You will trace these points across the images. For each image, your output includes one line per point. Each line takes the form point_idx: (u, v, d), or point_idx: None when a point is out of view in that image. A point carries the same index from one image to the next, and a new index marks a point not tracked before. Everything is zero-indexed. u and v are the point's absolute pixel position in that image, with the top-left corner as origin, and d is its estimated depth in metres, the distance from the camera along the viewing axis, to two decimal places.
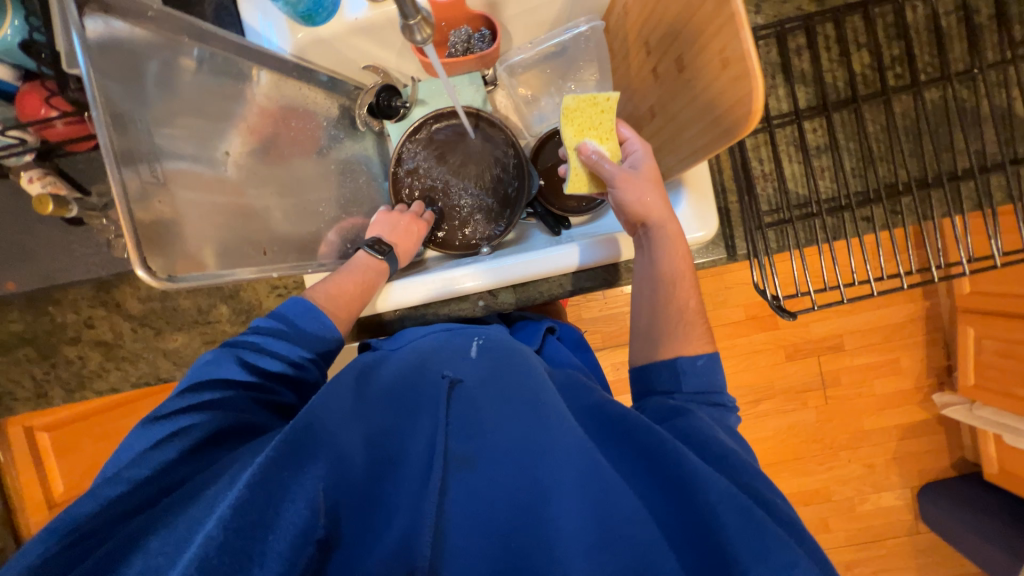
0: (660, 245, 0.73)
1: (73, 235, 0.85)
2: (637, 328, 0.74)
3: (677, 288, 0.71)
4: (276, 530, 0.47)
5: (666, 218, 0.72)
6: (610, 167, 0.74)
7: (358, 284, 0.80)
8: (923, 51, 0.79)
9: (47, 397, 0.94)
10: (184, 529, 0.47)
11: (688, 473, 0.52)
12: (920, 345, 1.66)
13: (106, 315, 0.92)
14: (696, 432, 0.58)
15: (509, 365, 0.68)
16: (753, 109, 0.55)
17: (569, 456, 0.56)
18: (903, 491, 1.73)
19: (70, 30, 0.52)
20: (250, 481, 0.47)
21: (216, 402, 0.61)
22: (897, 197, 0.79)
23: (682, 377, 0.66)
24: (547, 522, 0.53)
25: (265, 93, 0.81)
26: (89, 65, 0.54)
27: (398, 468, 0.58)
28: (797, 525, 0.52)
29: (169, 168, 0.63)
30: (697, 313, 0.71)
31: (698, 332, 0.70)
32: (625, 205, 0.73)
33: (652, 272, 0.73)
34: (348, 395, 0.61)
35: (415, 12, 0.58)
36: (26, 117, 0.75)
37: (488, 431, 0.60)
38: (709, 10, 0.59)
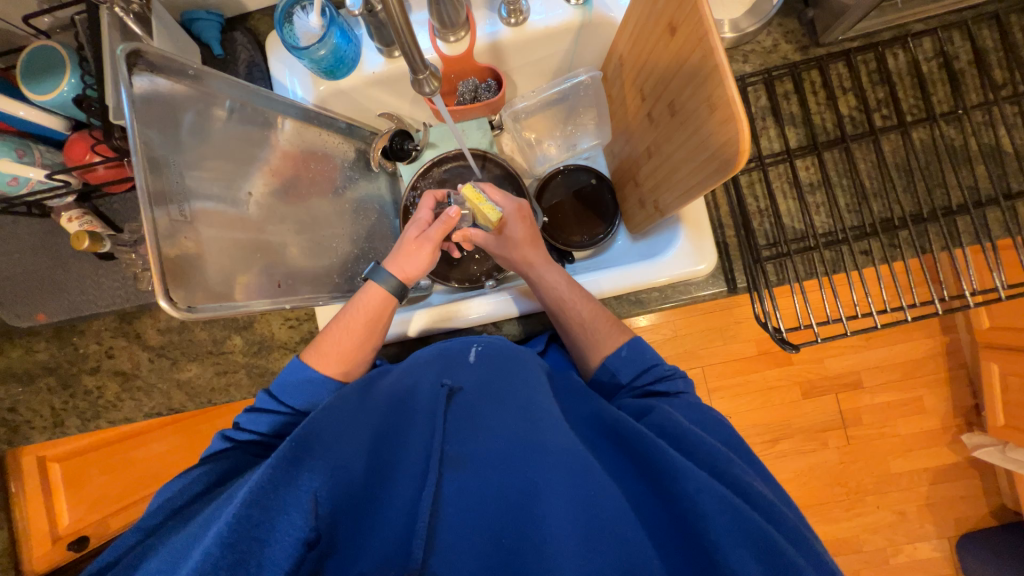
0: (540, 284, 0.83)
1: (103, 268, 0.91)
2: (571, 349, 0.83)
3: (568, 308, 0.80)
4: (272, 542, 0.49)
5: (531, 264, 0.84)
6: (480, 236, 0.88)
7: (367, 329, 0.79)
8: (908, 94, 0.83)
9: (62, 425, 0.97)
10: (177, 549, 0.51)
11: (671, 468, 0.54)
12: (942, 382, 1.61)
13: (126, 345, 0.95)
14: (667, 424, 0.61)
15: (507, 369, 0.70)
16: (741, 150, 0.58)
17: (557, 457, 0.58)
18: (940, 542, 1.62)
19: (120, 86, 0.59)
20: (246, 499, 0.49)
21: (219, 455, 0.68)
22: (893, 230, 0.81)
23: (619, 371, 0.75)
24: (539, 520, 0.55)
25: (287, 139, 0.88)
26: (133, 116, 0.61)
27: (396, 472, 0.61)
28: (773, 506, 0.53)
29: (196, 207, 0.68)
30: (597, 316, 0.79)
31: (608, 328, 0.78)
32: (504, 255, 0.87)
33: (546, 306, 0.82)
34: (347, 407, 0.63)
35: (424, 67, 0.63)
36: (73, 161, 0.83)
37: (481, 434, 0.63)
38: (695, 61, 0.63)
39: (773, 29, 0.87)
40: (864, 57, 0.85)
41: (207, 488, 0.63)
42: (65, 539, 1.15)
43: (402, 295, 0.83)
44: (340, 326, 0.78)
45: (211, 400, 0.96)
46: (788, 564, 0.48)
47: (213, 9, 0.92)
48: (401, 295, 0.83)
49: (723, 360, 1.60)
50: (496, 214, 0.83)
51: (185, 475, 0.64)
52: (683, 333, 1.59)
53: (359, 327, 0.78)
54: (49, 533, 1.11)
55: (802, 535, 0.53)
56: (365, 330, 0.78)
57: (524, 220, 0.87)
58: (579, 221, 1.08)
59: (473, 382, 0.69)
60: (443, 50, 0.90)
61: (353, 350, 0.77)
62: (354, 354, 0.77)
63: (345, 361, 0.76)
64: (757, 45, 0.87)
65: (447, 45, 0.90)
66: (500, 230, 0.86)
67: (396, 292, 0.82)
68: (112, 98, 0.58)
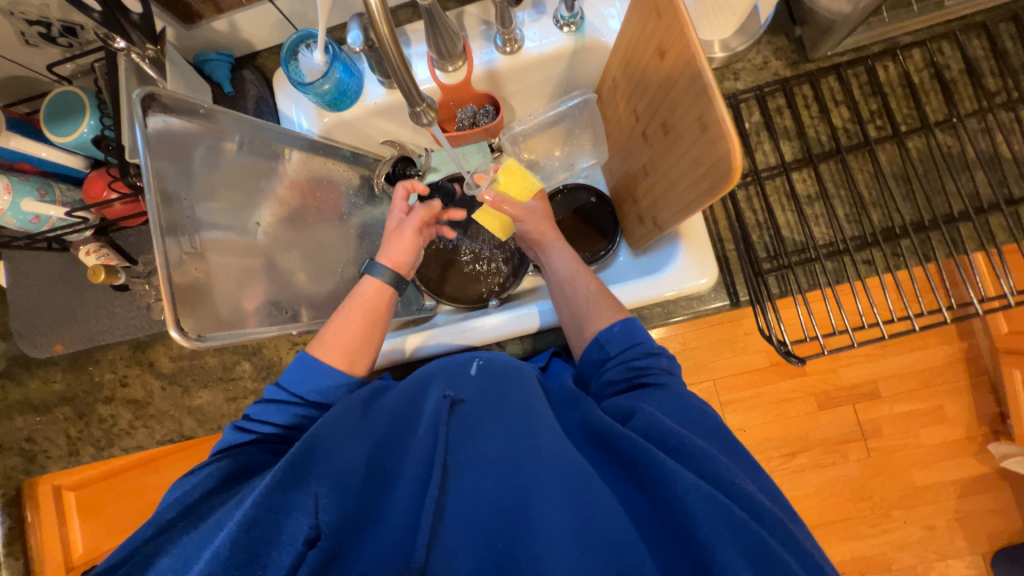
0: (557, 255, 0.91)
1: (118, 298, 0.94)
2: (565, 328, 0.85)
3: (577, 281, 0.85)
4: (279, 545, 0.53)
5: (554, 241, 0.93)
6: (510, 207, 0.94)
7: (367, 320, 0.80)
8: (901, 105, 0.84)
9: (77, 455, 0.98)
10: (188, 547, 0.56)
11: (659, 469, 0.54)
12: (963, 390, 1.56)
13: (140, 373, 0.98)
14: (652, 428, 0.59)
15: (506, 381, 0.71)
16: (734, 167, 0.59)
17: (551, 461, 0.58)
18: (973, 558, 1.55)
19: (135, 124, 0.63)
20: (256, 501, 0.53)
21: (231, 450, 0.69)
22: (896, 239, 0.80)
23: (607, 343, 0.75)
24: (533, 521, 0.55)
25: (294, 168, 0.91)
26: (147, 151, 0.64)
27: (397, 480, 0.61)
28: (760, 505, 0.53)
29: (206, 237, 0.70)
30: (600, 292, 0.82)
31: (607, 304, 0.80)
32: (526, 235, 0.95)
33: (555, 278, 0.88)
34: (350, 419, 0.65)
35: (421, 100, 0.65)
36: (90, 198, 0.86)
37: (479, 443, 0.63)
38: (686, 82, 0.65)
39: (762, 47, 0.88)
40: (855, 70, 0.86)
41: (211, 490, 0.63)
42: (77, 569, 1.17)
43: (400, 286, 0.86)
44: (342, 319, 0.79)
45: (221, 426, 0.97)
46: (775, 562, 0.48)
47: (223, 49, 0.97)
48: (399, 284, 0.86)
49: (734, 372, 1.57)
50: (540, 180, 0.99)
51: (196, 473, 0.65)
52: (693, 347, 1.58)
53: (359, 320, 0.79)
54: (64, 561, 1.14)
55: (793, 535, 0.52)
56: (365, 322, 0.79)
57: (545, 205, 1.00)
58: (581, 238, 1.09)
59: (475, 392, 0.68)
60: (442, 79, 0.93)
61: (356, 344, 0.78)
62: (358, 347, 0.79)
63: (349, 352, 0.78)
64: (748, 62, 0.88)
65: (445, 74, 0.93)
66: (527, 207, 0.95)
67: (392, 283, 0.84)
68: (128, 137, 0.62)
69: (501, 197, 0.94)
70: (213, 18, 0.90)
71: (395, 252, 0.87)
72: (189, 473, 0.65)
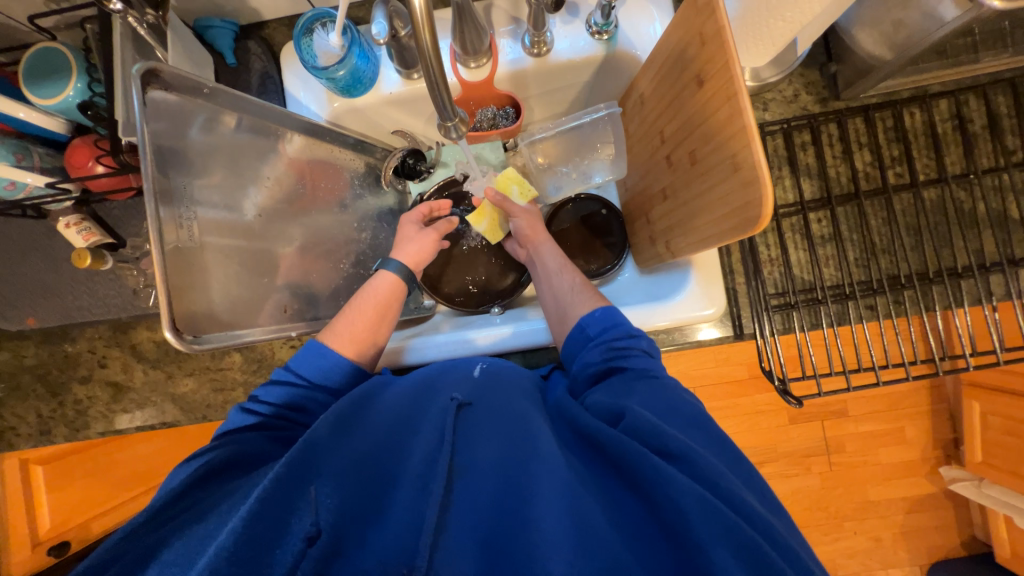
0: (546, 249, 0.92)
1: (99, 274, 0.89)
2: (551, 321, 0.85)
3: (562, 274, 0.86)
4: (282, 543, 0.51)
5: (543, 238, 0.93)
6: (513, 205, 0.95)
7: (379, 311, 0.80)
8: (922, 154, 0.84)
9: (49, 434, 0.94)
10: (194, 539, 0.51)
11: (651, 471, 0.51)
12: (925, 415, 1.63)
13: (121, 355, 0.93)
14: (640, 425, 0.56)
15: (506, 389, 0.70)
16: (763, 214, 0.58)
17: (547, 464, 0.56)
18: (911, 568, 1.66)
19: (132, 91, 0.59)
20: (261, 494, 0.50)
21: (232, 435, 0.64)
22: (899, 288, 0.82)
23: (586, 326, 0.75)
24: (530, 525, 0.51)
25: (296, 151, 0.85)
26: (143, 122, 0.60)
27: (397, 483, 0.58)
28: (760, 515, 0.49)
29: (203, 219, 0.68)
30: (584, 284, 0.84)
31: (590, 294, 0.81)
32: (517, 231, 0.95)
33: (544, 271, 0.90)
34: (348, 415, 0.63)
35: (453, 115, 0.62)
36: (74, 168, 0.80)
37: (479, 445, 0.60)
38: (721, 118, 0.63)
39: (795, 78, 0.87)
40: (882, 113, 0.85)
41: (211, 473, 0.58)
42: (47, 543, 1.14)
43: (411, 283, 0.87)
44: (352, 309, 0.79)
45: (206, 416, 0.94)
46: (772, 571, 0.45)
47: (228, 17, 0.90)
48: (410, 282, 0.87)
49: (714, 383, 1.61)
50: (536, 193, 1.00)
51: (195, 459, 0.60)
52: (677, 356, 1.60)
53: (370, 310, 0.79)
54: (30, 536, 1.10)
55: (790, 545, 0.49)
56: (376, 316, 0.79)
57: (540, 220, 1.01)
58: (587, 251, 1.08)
59: (482, 397, 0.67)
60: (463, 75, 0.89)
61: (366, 335, 0.77)
62: (367, 340, 0.78)
63: (357, 343, 0.76)
64: (778, 93, 0.87)
65: (467, 70, 0.89)
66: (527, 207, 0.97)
67: (405, 279, 0.85)
68: (124, 110, 0.57)
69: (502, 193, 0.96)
70: None
71: (405, 249, 0.89)
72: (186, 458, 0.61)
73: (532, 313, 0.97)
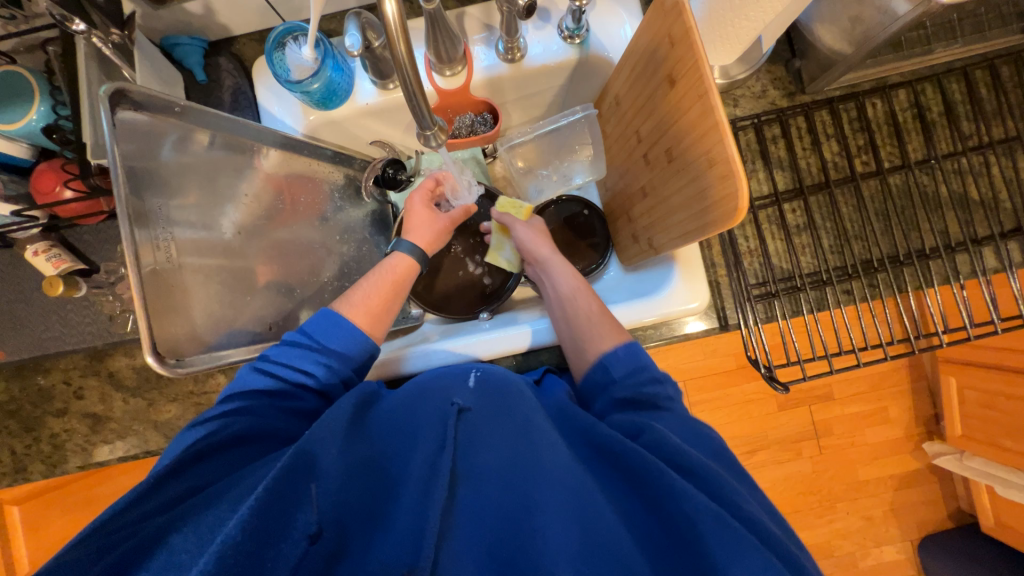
0: (556, 271, 0.89)
1: (71, 301, 0.86)
2: (566, 347, 0.82)
3: (577, 299, 0.82)
4: (287, 537, 0.49)
5: (551, 255, 0.91)
6: (512, 217, 0.99)
7: (393, 288, 0.80)
8: (885, 142, 0.88)
9: (24, 472, 0.89)
10: (205, 526, 0.48)
11: (665, 485, 0.52)
12: (906, 394, 1.68)
13: (99, 385, 0.90)
14: (662, 445, 0.56)
15: (505, 392, 0.68)
16: (739, 207, 0.60)
17: (556, 470, 0.55)
18: (903, 544, 1.70)
19: (100, 112, 0.57)
20: (268, 484, 0.48)
21: (248, 400, 0.64)
22: (873, 272, 0.85)
23: (611, 367, 0.72)
24: (537, 532, 0.51)
25: (273, 166, 0.83)
26: (113, 142, 0.59)
27: (399, 489, 0.58)
28: (776, 536, 0.50)
29: (180, 239, 0.66)
30: (601, 313, 0.80)
31: (609, 324, 0.78)
32: (524, 245, 0.95)
33: (557, 295, 0.86)
34: (344, 421, 0.61)
35: (431, 124, 0.61)
36: (41, 195, 0.77)
37: (481, 451, 0.60)
38: (693, 117, 0.65)
39: (762, 74, 0.90)
40: (845, 105, 0.89)
41: (222, 442, 0.58)
42: None
43: (424, 263, 0.87)
44: (368, 285, 0.78)
45: None
46: None
47: (196, 34, 0.89)
48: (423, 263, 0.87)
49: (703, 375, 1.63)
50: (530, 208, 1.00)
51: (205, 424, 0.60)
52: (665, 351, 1.62)
53: (386, 287, 0.79)
54: None
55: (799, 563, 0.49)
56: (391, 292, 0.79)
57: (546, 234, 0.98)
58: (571, 251, 1.08)
59: (483, 402, 0.66)
60: (439, 83, 0.89)
61: (381, 309, 0.77)
62: (382, 315, 0.77)
63: (372, 316, 0.76)
64: (747, 90, 0.90)
65: (442, 79, 0.89)
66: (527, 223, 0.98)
67: (418, 260, 0.85)
68: (94, 131, 0.56)
69: (502, 213, 1.00)
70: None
71: (419, 231, 0.88)
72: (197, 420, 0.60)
73: (520, 317, 0.97)
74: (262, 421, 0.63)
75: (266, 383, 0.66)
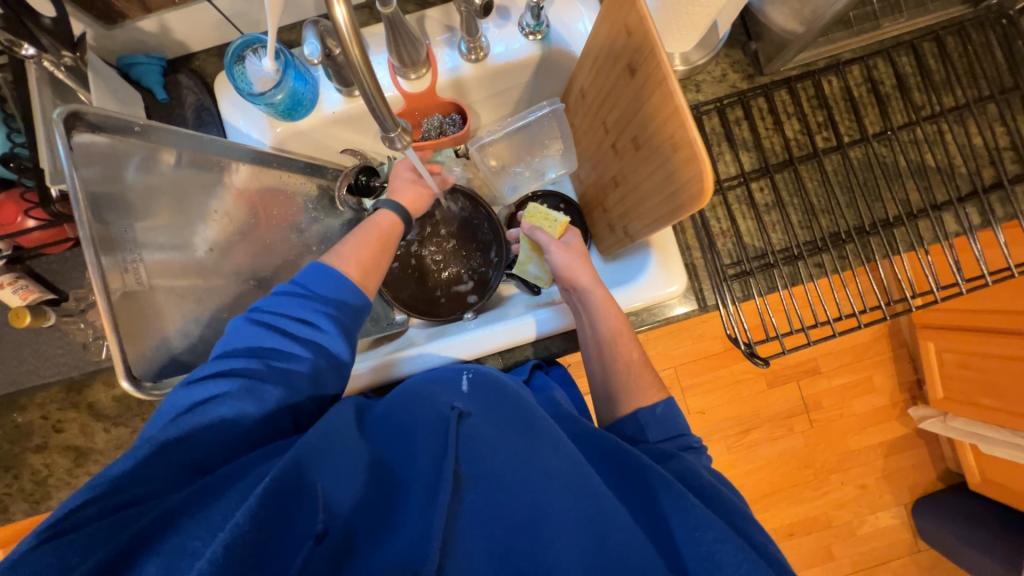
0: (591, 306, 0.80)
1: (42, 334, 0.85)
2: (596, 390, 0.78)
3: (619, 343, 0.77)
4: (289, 533, 0.50)
5: (592, 283, 0.81)
6: (544, 235, 0.89)
7: (380, 243, 0.78)
8: (844, 117, 0.90)
9: (6, 512, 0.87)
10: (216, 515, 0.49)
11: (686, 508, 0.54)
12: (888, 362, 1.72)
13: (77, 417, 0.87)
14: (689, 476, 0.61)
15: (502, 394, 0.64)
16: (706, 187, 0.61)
17: (565, 477, 0.57)
18: (897, 508, 1.74)
19: (56, 139, 0.56)
20: (262, 494, 0.48)
21: (244, 350, 0.61)
22: (841, 244, 0.88)
23: (647, 428, 0.68)
24: (546, 541, 0.54)
25: (243, 181, 0.82)
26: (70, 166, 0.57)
27: (403, 490, 0.59)
28: (782, 562, 0.54)
29: (150, 262, 0.65)
30: (642, 364, 0.76)
31: (648, 381, 0.74)
32: (559, 269, 0.85)
33: (593, 334, 0.78)
34: (343, 430, 0.60)
35: (394, 126, 0.61)
36: (2, 226, 0.76)
37: (486, 456, 0.59)
38: (655, 103, 0.66)
39: (721, 59, 0.92)
40: (803, 84, 0.91)
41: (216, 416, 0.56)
42: None
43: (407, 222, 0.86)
44: (355, 241, 0.76)
45: None
46: None
47: (153, 52, 0.88)
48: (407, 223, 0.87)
49: (691, 359, 1.66)
50: (565, 217, 0.91)
51: (200, 390, 0.57)
52: (653, 338, 1.64)
53: (374, 242, 0.77)
54: None
55: None
56: (378, 247, 0.77)
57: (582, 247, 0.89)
58: None
59: (485, 403, 0.64)
60: (405, 87, 0.89)
61: (372, 262, 0.75)
62: (372, 269, 0.75)
63: (364, 269, 0.73)
64: (708, 74, 0.92)
65: (407, 82, 0.89)
66: (562, 241, 0.89)
67: (402, 217, 0.84)
68: (50, 156, 0.55)
69: (535, 227, 0.91)
70: (139, 19, 0.81)
71: (402, 191, 0.89)
72: (190, 387, 0.57)
73: (503, 315, 0.98)
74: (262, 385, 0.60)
75: (256, 338, 0.62)
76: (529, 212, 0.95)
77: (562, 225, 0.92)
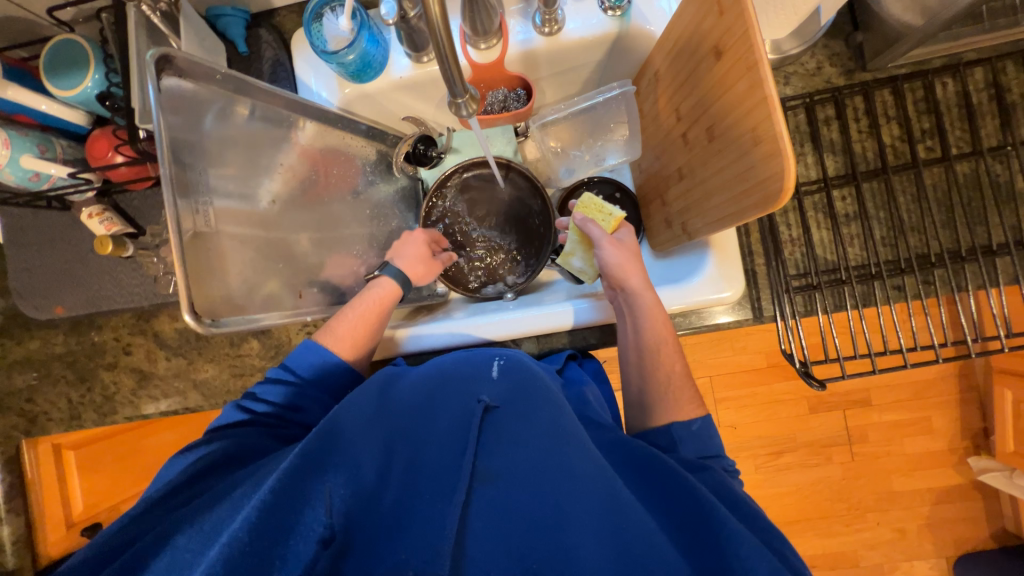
0: (638, 309, 0.76)
1: (121, 265, 0.91)
2: (631, 397, 0.77)
3: (662, 353, 0.73)
4: (297, 534, 0.51)
5: (641, 286, 0.76)
6: (597, 229, 0.84)
7: (376, 318, 0.81)
8: (955, 126, 0.80)
9: (79, 418, 0.97)
10: (212, 526, 0.53)
11: (719, 522, 0.52)
12: (953, 405, 1.57)
13: (144, 342, 0.96)
14: (723, 489, 0.60)
15: (530, 388, 0.67)
16: (785, 188, 0.55)
17: (588, 481, 0.56)
18: (937, 561, 1.61)
19: (148, 84, 0.59)
20: (274, 486, 0.50)
21: (235, 428, 0.68)
22: (929, 267, 0.78)
23: (680, 443, 0.67)
24: (568, 547, 0.53)
25: (309, 139, 0.85)
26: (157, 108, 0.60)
27: (420, 476, 0.60)
28: None
29: (219, 208, 0.68)
30: (683, 377, 0.73)
31: (687, 395, 0.72)
32: (609, 267, 0.80)
33: (635, 341, 0.75)
34: (371, 410, 0.64)
35: (463, 91, 0.60)
36: (95, 159, 0.82)
37: (508, 451, 0.61)
38: (739, 91, 0.61)
39: (817, 50, 0.84)
40: (912, 85, 0.81)
41: (210, 464, 0.62)
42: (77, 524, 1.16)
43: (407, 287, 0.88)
44: (354, 314, 0.80)
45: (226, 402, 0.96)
46: None
47: (239, 5, 0.91)
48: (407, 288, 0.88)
49: (731, 371, 1.58)
50: (621, 213, 0.86)
51: (193, 452, 0.64)
52: (692, 344, 1.58)
53: (372, 317, 0.80)
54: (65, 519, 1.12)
55: None
56: (375, 319, 0.80)
57: (636, 249, 0.83)
58: None
59: (512, 400, 0.66)
60: (474, 57, 0.88)
61: (364, 338, 0.79)
62: (365, 342, 0.80)
63: (356, 346, 0.78)
64: (800, 66, 0.84)
65: (477, 52, 0.88)
66: (615, 238, 0.83)
67: (403, 285, 0.86)
68: (141, 97, 0.58)
69: (586, 220, 0.86)
70: None
71: (408, 259, 0.90)
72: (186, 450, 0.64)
73: (544, 300, 0.96)
74: (253, 443, 0.66)
75: (247, 416, 0.70)
76: (581, 202, 0.91)
77: (616, 221, 0.87)
